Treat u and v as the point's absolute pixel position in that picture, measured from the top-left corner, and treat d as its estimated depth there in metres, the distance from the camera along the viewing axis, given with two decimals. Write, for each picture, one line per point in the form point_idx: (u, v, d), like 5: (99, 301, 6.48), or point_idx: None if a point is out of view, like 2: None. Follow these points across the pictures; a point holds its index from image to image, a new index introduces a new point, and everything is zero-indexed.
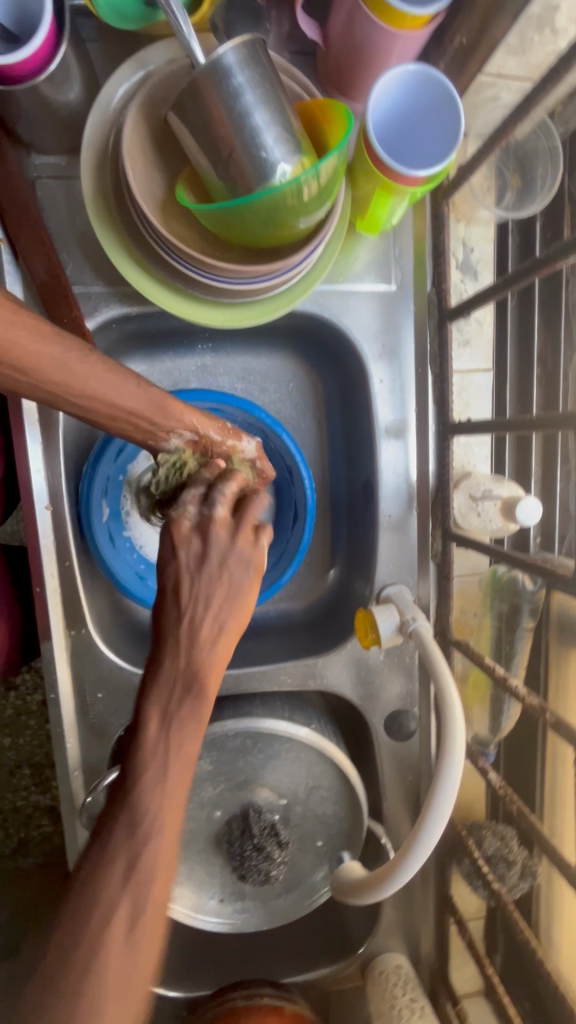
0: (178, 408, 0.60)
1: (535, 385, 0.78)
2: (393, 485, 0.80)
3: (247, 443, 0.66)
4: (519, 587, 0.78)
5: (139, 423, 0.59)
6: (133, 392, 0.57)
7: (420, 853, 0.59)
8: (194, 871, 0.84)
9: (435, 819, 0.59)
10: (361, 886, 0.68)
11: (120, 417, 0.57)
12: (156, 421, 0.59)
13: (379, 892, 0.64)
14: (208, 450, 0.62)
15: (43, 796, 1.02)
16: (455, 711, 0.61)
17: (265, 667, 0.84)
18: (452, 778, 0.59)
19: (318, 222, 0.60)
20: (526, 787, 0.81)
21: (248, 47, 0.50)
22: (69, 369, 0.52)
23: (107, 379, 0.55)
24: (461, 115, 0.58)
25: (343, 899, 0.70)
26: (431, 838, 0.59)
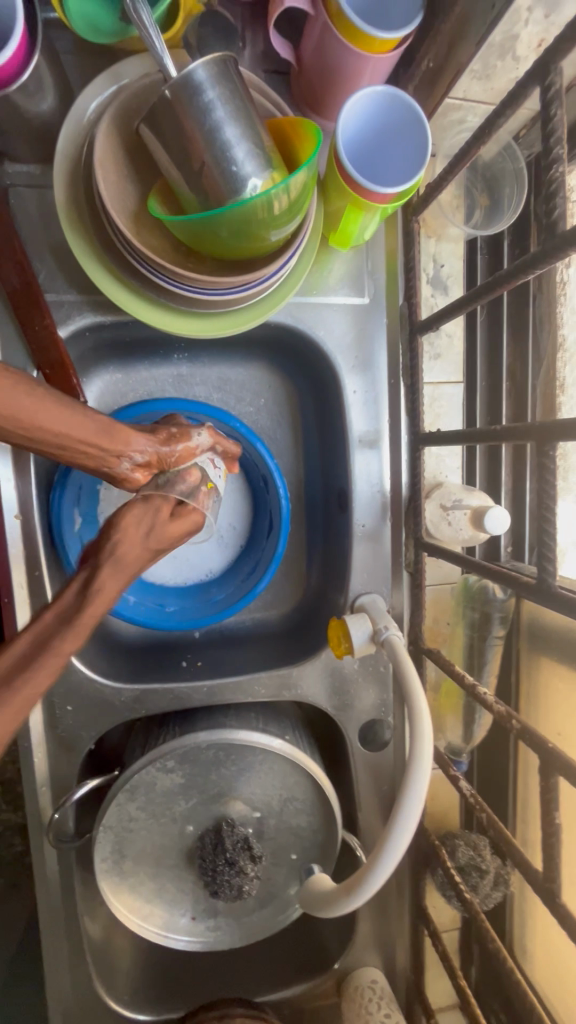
0: (125, 431, 0.58)
1: (504, 398, 0.80)
2: (366, 496, 0.81)
3: (200, 438, 0.67)
4: (490, 596, 0.79)
5: (90, 450, 0.55)
6: (83, 421, 0.52)
7: (387, 863, 0.59)
8: (165, 889, 0.83)
9: (402, 829, 0.59)
10: (335, 897, 0.66)
11: (71, 448, 0.53)
12: (104, 444, 0.56)
13: (347, 904, 0.64)
14: (164, 460, 0.62)
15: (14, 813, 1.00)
16: (422, 721, 0.62)
17: (239, 678, 0.83)
18: (419, 786, 0.59)
19: (289, 234, 0.61)
20: (499, 794, 0.82)
21: (219, 64, 0.51)
22: (17, 402, 0.47)
23: (57, 410, 0.50)
24: (429, 135, 0.60)
25: (314, 909, 0.70)
26: (399, 848, 0.59)
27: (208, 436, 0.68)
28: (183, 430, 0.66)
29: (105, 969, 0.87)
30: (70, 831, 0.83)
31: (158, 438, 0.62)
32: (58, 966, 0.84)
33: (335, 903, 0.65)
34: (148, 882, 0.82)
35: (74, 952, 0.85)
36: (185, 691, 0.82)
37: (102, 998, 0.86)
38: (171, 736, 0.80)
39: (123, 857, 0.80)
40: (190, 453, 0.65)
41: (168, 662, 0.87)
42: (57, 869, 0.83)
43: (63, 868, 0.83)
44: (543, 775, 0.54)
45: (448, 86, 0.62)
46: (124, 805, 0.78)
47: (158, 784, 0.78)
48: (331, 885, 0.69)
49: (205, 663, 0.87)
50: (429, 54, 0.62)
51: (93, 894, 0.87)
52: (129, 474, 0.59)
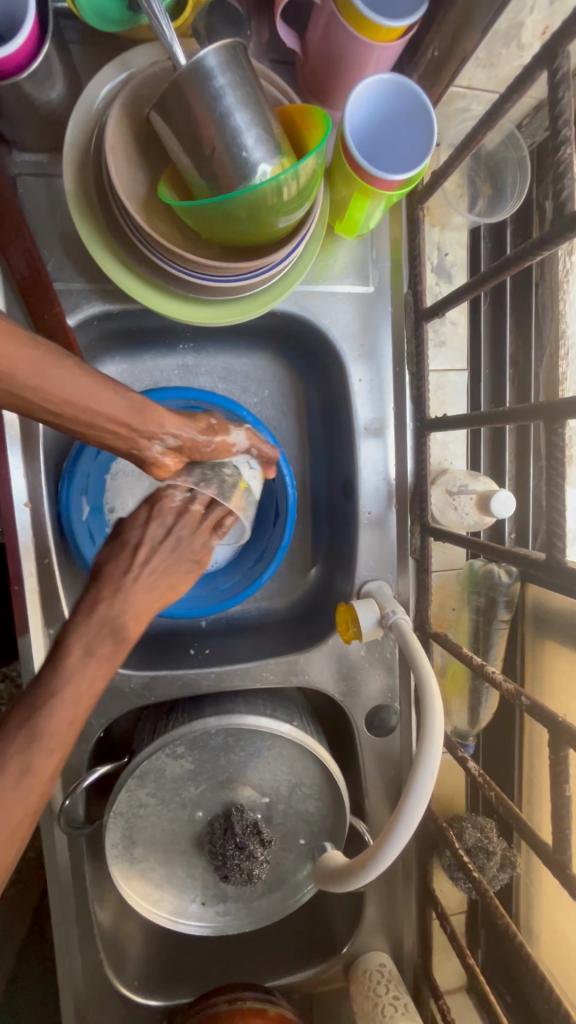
0: (158, 412, 0.55)
1: (508, 385, 0.81)
2: (372, 483, 0.82)
3: (238, 437, 0.65)
4: (495, 581, 0.80)
5: (121, 431, 0.53)
6: (113, 398, 0.51)
7: (397, 840, 0.60)
8: (175, 874, 0.83)
9: (414, 802, 0.60)
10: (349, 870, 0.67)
11: (99, 425, 0.51)
12: (135, 424, 0.53)
13: (359, 878, 0.64)
14: (196, 451, 0.59)
15: None
16: (433, 696, 0.63)
17: (247, 664, 0.84)
18: (431, 762, 0.60)
19: (297, 221, 0.61)
20: (505, 777, 0.83)
21: (230, 50, 0.51)
22: (45, 371, 0.46)
23: (84, 382, 0.49)
24: (434, 123, 0.61)
25: (326, 884, 0.71)
26: (408, 825, 0.60)
27: (247, 437, 0.66)
28: (222, 424, 0.63)
29: (115, 955, 0.88)
30: (80, 817, 0.84)
31: (197, 428, 0.59)
32: (69, 952, 0.85)
33: (347, 877, 0.66)
34: (157, 867, 0.83)
35: (85, 938, 0.85)
36: (193, 677, 0.83)
37: (113, 984, 0.87)
38: (179, 722, 0.81)
39: (134, 843, 0.81)
40: (227, 449, 0.63)
41: (176, 649, 0.88)
42: (67, 855, 0.83)
43: (74, 855, 0.84)
44: (552, 748, 0.55)
45: (453, 74, 0.63)
46: (134, 791, 0.79)
47: (167, 769, 0.79)
48: (344, 861, 0.70)
49: (213, 651, 0.88)
50: (434, 42, 0.63)
51: (102, 881, 0.88)
52: (159, 458, 0.56)
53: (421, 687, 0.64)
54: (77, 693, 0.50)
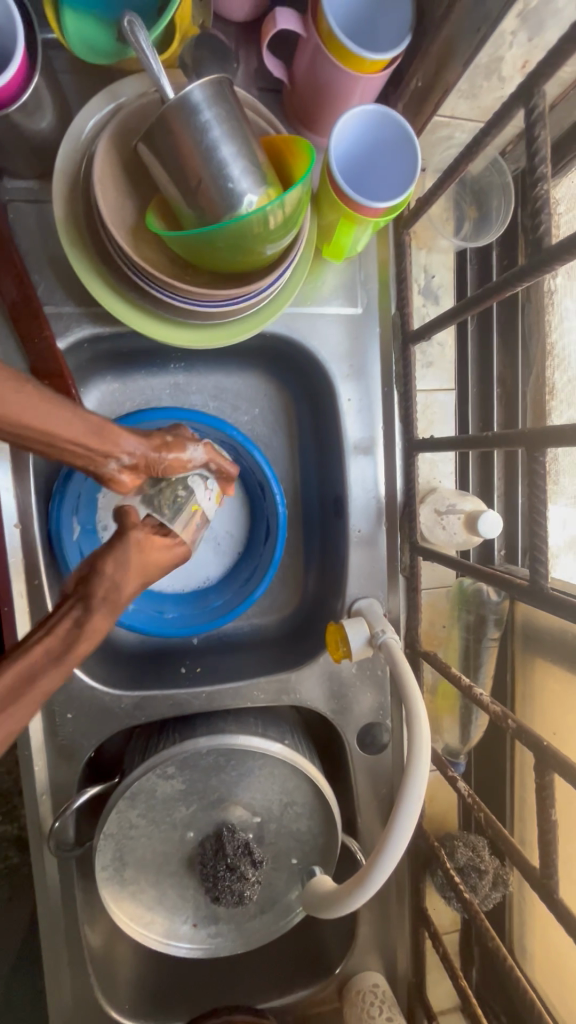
0: (115, 433, 0.58)
1: (495, 404, 0.82)
2: (362, 501, 0.82)
3: (195, 452, 0.67)
4: (484, 598, 0.81)
5: (79, 451, 0.55)
6: (72, 420, 0.53)
7: (387, 863, 0.60)
8: (166, 896, 0.83)
9: (404, 825, 0.60)
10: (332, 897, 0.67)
11: (61, 446, 0.53)
12: (93, 444, 0.56)
13: (350, 903, 0.64)
14: (150, 467, 0.62)
15: (11, 824, 1.00)
16: (422, 718, 0.63)
17: (238, 683, 0.84)
18: (419, 785, 0.60)
19: (284, 248, 0.62)
20: (496, 794, 0.83)
21: (215, 85, 0.52)
22: (4, 398, 0.48)
23: (44, 406, 0.50)
24: (418, 152, 0.62)
25: (315, 913, 0.70)
26: (398, 848, 0.60)
27: (204, 451, 0.69)
28: (178, 441, 0.65)
29: (106, 978, 0.87)
30: (70, 839, 0.83)
31: (150, 443, 0.62)
32: (59, 975, 0.84)
33: (337, 903, 0.66)
34: (149, 889, 0.82)
35: (76, 961, 0.84)
36: (184, 697, 0.83)
37: (103, 1008, 0.86)
38: (170, 742, 0.80)
39: (124, 865, 0.81)
40: (182, 465, 0.65)
41: (167, 668, 0.88)
42: (57, 878, 0.83)
43: (64, 878, 0.83)
44: (539, 772, 0.55)
45: (436, 105, 0.64)
46: (124, 812, 0.78)
47: (158, 790, 0.79)
48: (334, 886, 0.69)
49: (204, 669, 0.88)
50: (418, 74, 0.64)
51: (93, 903, 0.87)
52: (116, 475, 0.59)
53: (411, 709, 0.64)
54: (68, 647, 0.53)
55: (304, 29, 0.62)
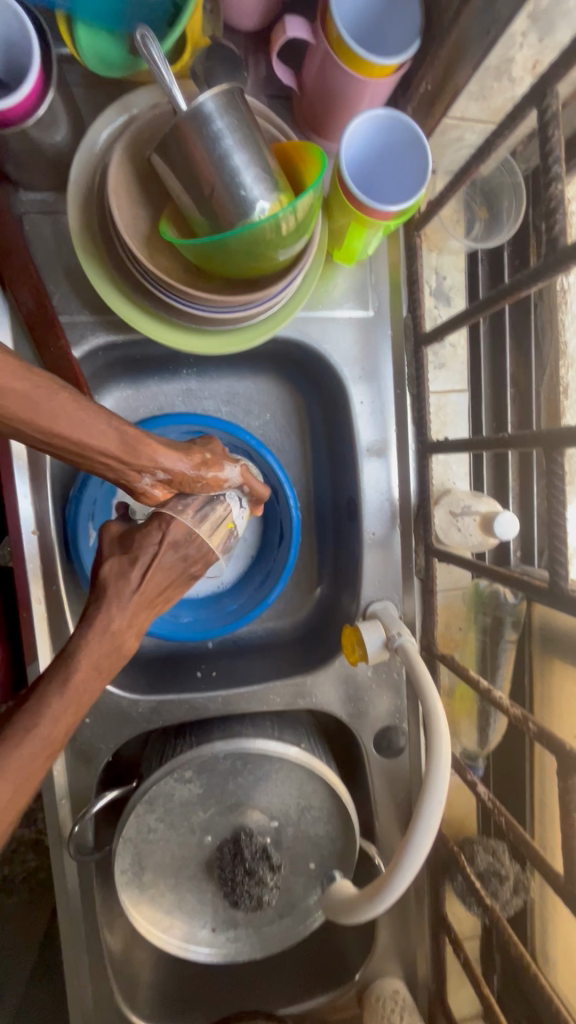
0: (150, 446, 0.57)
1: (509, 404, 0.81)
2: (376, 504, 0.82)
3: (231, 473, 0.65)
4: (501, 601, 0.80)
5: (109, 461, 0.54)
6: (105, 429, 0.53)
7: (408, 868, 0.59)
8: (185, 901, 0.83)
9: (424, 831, 0.59)
10: (356, 905, 0.66)
11: (91, 456, 0.53)
12: (125, 456, 0.55)
13: (371, 909, 0.64)
14: (185, 482, 0.61)
15: (30, 828, 1.02)
16: (440, 721, 0.62)
17: (254, 687, 0.84)
18: (439, 790, 0.60)
19: (295, 253, 0.63)
20: (515, 798, 0.82)
21: (227, 94, 0.53)
22: (37, 406, 0.48)
23: (75, 414, 0.50)
24: (429, 154, 0.62)
25: (337, 917, 0.70)
26: (420, 852, 0.59)
27: (240, 471, 0.67)
28: (216, 458, 0.64)
29: (126, 982, 0.88)
30: (89, 843, 0.84)
31: (191, 461, 0.61)
32: (79, 979, 0.84)
33: (357, 908, 0.66)
34: (167, 893, 0.82)
35: (96, 965, 0.85)
36: (201, 701, 0.83)
37: (123, 1012, 0.86)
38: (187, 746, 0.81)
39: (143, 869, 0.81)
40: (218, 483, 0.64)
41: (184, 672, 0.88)
42: (77, 882, 0.83)
43: (83, 881, 0.84)
44: (562, 776, 0.54)
45: (446, 107, 0.64)
46: (143, 816, 0.79)
47: (176, 794, 0.79)
48: (353, 891, 0.69)
49: (219, 673, 0.88)
50: (427, 77, 0.65)
51: (112, 907, 0.87)
52: (149, 489, 0.59)
53: (428, 710, 0.64)
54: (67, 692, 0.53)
55: (312, 37, 0.62)
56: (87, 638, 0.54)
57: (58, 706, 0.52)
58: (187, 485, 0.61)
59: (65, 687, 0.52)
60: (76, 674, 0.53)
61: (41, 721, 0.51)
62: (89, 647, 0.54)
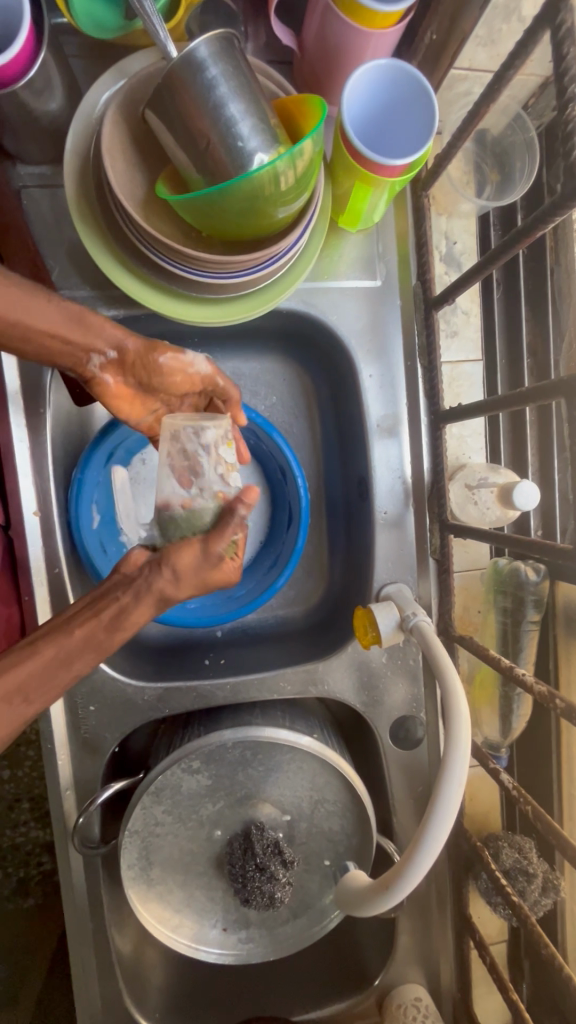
0: (100, 321, 0.57)
1: (526, 374, 0.78)
2: (387, 481, 0.79)
3: (197, 361, 0.65)
4: (522, 579, 0.75)
5: (58, 342, 0.55)
6: (46, 306, 0.53)
7: (424, 854, 0.55)
8: (194, 898, 0.80)
9: (443, 815, 0.55)
10: (370, 894, 0.62)
11: (38, 336, 0.53)
12: (73, 333, 0.55)
13: (383, 900, 0.60)
14: (142, 371, 0.61)
15: (44, 832, 0.99)
16: (460, 698, 0.59)
17: (264, 675, 0.81)
18: (458, 771, 0.55)
19: (297, 213, 0.60)
20: (542, 788, 0.78)
21: (221, 40, 0.51)
22: None
23: (10, 291, 0.50)
24: (435, 105, 0.59)
25: (350, 911, 0.65)
26: (437, 838, 0.55)
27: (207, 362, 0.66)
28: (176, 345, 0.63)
29: (135, 985, 0.84)
30: (95, 838, 0.81)
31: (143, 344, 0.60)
32: (86, 982, 0.81)
33: (370, 901, 0.61)
34: (176, 890, 0.79)
35: (103, 967, 0.82)
36: (208, 689, 0.80)
37: (132, 1017, 0.82)
38: (195, 735, 0.78)
39: (150, 865, 0.78)
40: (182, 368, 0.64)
41: (191, 660, 0.85)
42: (83, 878, 0.80)
43: (90, 878, 0.81)
44: None
45: (453, 56, 0.61)
46: (150, 808, 0.76)
47: (183, 785, 0.76)
48: (366, 882, 0.65)
49: (228, 661, 0.85)
50: (431, 26, 0.62)
51: (120, 906, 0.84)
52: (99, 372, 0.59)
53: (446, 686, 0.60)
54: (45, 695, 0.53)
55: None
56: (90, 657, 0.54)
57: (52, 688, 0.53)
58: (141, 368, 0.61)
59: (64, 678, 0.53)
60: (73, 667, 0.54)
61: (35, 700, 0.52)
62: (96, 650, 0.54)
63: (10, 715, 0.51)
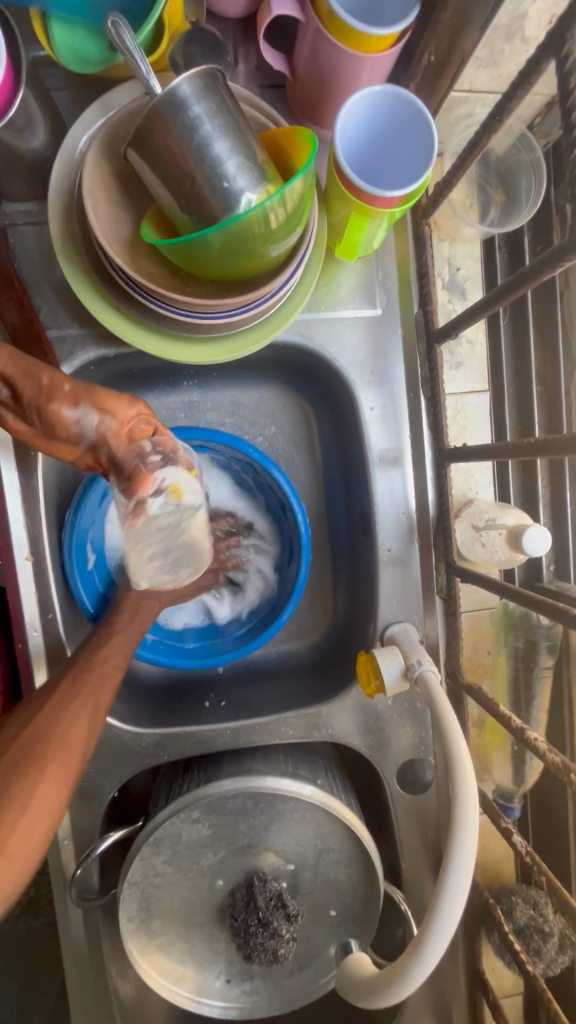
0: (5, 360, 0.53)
1: (535, 406, 0.74)
2: (391, 517, 0.75)
3: (81, 419, 0.54)
4: (534, 623, 0.73)
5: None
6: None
7: (431, 947, 0.52)
8: (196, 950, 0.77)
9: (449, 906, 0.51)
10: (376, 982, 0.58)
11: None
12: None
13: (391, 994, 0.55)
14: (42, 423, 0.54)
15: None
16: (465, 769, 0.55)
17: (265, 719, 0.78)
18: (465, 856, 0.52)
19: (289, 249, 0.57)
20: (558, 836, 0.74)
21: (205, 76, 0.48)
22: None
23: None
24: (435, 132, 0.56)
25: (355, 998, 0.61)
26: (447, 928, 0.51)
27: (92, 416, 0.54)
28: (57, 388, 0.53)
29: None
30: (94, 886, 0.79)
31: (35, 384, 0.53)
32: None
33: (378, 996, 0.57)
34: (177, 942, 0.77)
35: (105, 1017, 0.80)
36: (207, 734, 0.77)
37: None
38: (196, 783, 0.75)
39: (151, 916, 0.76)
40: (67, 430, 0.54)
41: (191, 702, 0.83)
42: (82, 926, 0.78)
43: (90, 926, 0.79)
44: None
45: (453, 79, 0.58)
46: (149, 860, 0.74)
47: (183, 835, 0.74)
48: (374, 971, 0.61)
49: (228, 703, 0.82)
50: (429, 47, 0.59)
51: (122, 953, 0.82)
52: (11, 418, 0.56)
53: (451, 756, 0.56)
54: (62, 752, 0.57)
55: (301, 14, 0.57)
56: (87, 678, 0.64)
57: (65, 745, 0.57)
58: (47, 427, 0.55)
59: (95, 689, 0.62)
60: (109, 669, 0.65)
61: (61, 729, 0.58)
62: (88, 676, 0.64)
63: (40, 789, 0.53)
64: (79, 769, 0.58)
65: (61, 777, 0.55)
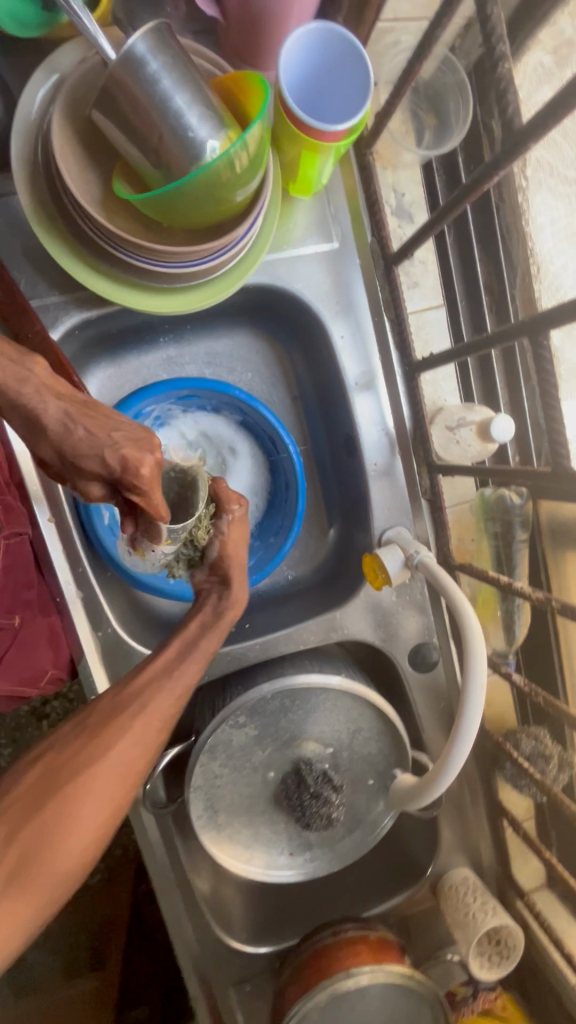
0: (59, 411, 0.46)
1: (486, 312, 0.82)
2: (373, 438, 0.84)
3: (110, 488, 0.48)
4: (508, 504, 0.84)
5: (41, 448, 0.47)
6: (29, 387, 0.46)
7: (459, 750, 0.69)
8: (260, 832, 0.89)
9: (471, 711, 0.68)
10: (422, 785, 0.77)
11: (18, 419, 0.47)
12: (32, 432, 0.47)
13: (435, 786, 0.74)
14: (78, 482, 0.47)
15: None
16: (468, 614, 0.69)
17: (288, 629, 0.88)
18: (478, 673, 0.68)
19: (253, 191, 0.62)
20: (548, 679, 0.88)
21: (155, 32, 0.52)
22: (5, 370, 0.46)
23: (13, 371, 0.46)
24: (369, 63, 0.61)
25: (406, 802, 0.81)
26: (470, 731, 0.69)
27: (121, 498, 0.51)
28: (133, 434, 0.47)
29: (221, 916, 0.94)
30: (162, 798, 0.89)
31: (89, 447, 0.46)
32: (178, 920, 0.91)
33: (424, 791, 0.77)
34: (243, 829, 0.88)
35: (190, 906, 0.91)
36: (239, 651, 0.86)
37: (224, 942, 0.93)
38: (235, 695, 0.85)
39: (217, 812, 0.87)
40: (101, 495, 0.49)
41: None
42: (158, 835, 0.89)
43: (164, 833, 0.90)
44: None
45: (378, 10, 0.63)
46: (208, 765, 0.84)
47: (234, 739, 0.84)
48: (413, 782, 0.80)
49: (252, 624, 0.91)
50: None
51: (196, 852, 0.94)
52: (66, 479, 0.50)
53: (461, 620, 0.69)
54: (102, 786, 0.51)
55: None
56: (137, 694, 0.56)
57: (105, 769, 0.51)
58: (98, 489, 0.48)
59: (129, 741, 0.53)
60: (155, 716, 0.56)
61: (96, 775, 0.51)
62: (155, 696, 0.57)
63: (74, 817, 0.49)
64: (98, 840, 0.51)
65: (104, 802, 0.51)
